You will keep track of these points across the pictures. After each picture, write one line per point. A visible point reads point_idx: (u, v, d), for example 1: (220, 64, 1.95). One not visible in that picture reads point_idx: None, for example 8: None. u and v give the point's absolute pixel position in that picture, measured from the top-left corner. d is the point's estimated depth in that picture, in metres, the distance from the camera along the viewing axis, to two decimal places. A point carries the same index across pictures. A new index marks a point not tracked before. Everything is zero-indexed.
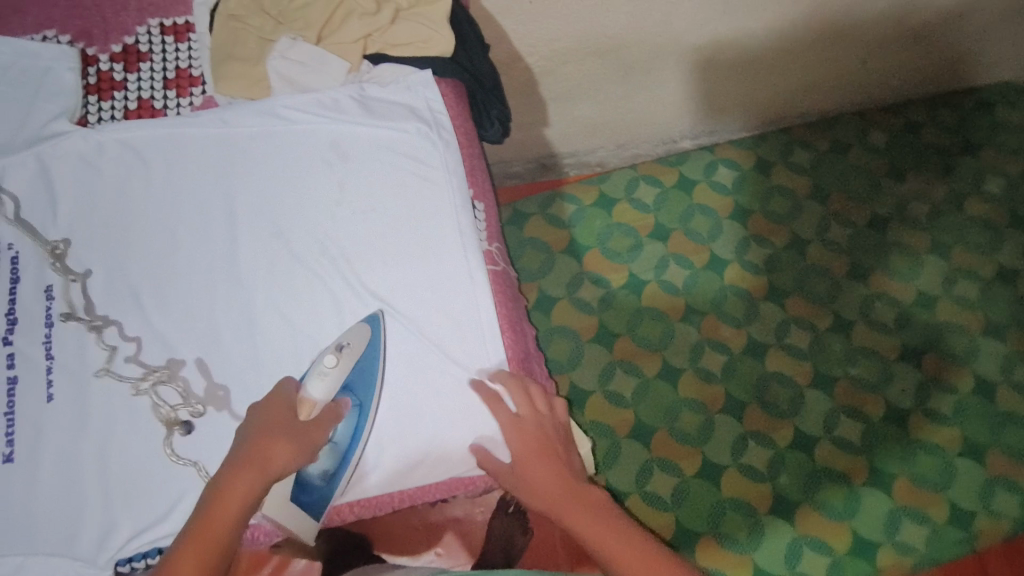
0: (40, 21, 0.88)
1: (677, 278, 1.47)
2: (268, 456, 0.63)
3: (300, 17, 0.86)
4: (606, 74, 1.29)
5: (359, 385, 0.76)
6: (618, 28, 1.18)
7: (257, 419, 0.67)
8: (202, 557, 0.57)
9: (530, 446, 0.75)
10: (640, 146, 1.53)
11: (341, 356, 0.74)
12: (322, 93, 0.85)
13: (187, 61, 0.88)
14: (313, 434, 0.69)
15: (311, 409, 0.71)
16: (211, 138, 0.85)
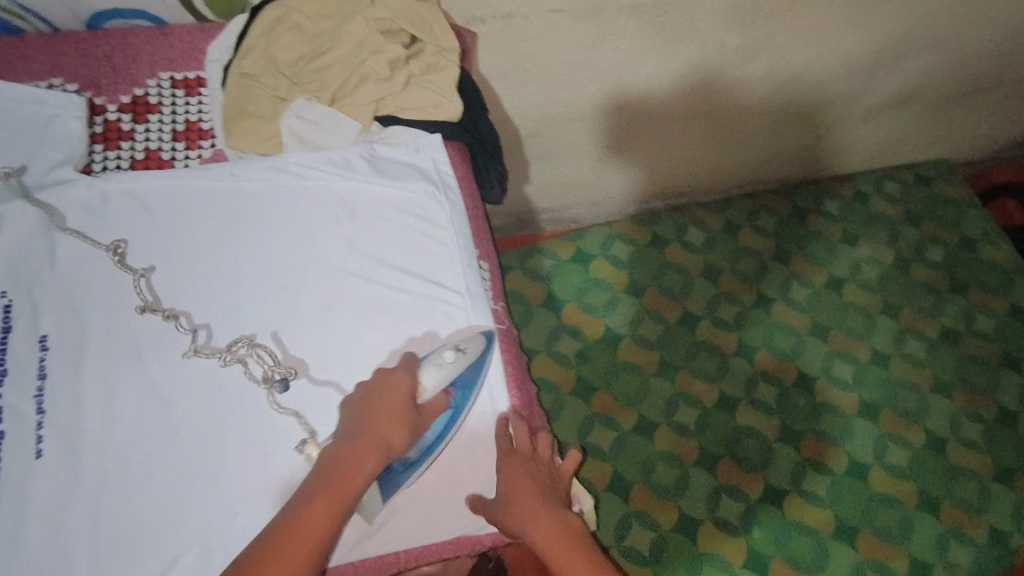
0: (46, 69, 0.88)
1: (651, 333, 1.51)
2: (385, 444, 0.68)
3: (316, 79, 0.89)
4: (587, 138, 1.36)
5: (461, 388, 0.78)
6: (602, 97, 1.26)
7: (371, 404, 0.71)
8: (327, 517, 0.63)
9: (517, 477, 0.76)
10: (610, 203, 1.62)
11: (456, 356, 0.77)
12: (334, 152, 0.88)
13: (197, 114, 0.90)
14: (423, 420, 0.72)
15: (422, 395, 0.74)
16: (219, 190, 0.85)
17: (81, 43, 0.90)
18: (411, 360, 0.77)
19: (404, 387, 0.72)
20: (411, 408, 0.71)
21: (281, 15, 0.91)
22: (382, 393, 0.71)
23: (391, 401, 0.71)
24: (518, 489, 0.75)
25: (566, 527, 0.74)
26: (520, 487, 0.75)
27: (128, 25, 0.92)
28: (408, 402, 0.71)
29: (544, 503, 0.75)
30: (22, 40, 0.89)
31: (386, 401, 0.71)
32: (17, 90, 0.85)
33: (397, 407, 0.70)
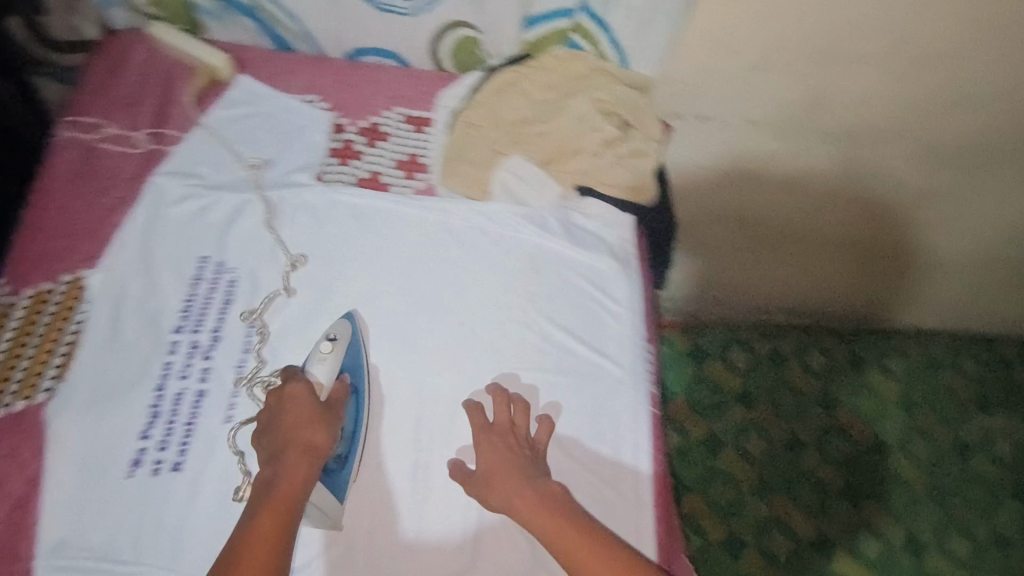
0: (305, 86, 1.00)
1: (757, 450, 1.48)
2: (304, 444, 0.71)
3: (534, 141, 0.96)
4: (739, 242, 1.37)
5: (350, 372, 0.80)
6: (768, 209, 1.28)
7: (278, 408, 0.73)
8: (271, 526, 0.64)
9: (491, 450, 0.76)
10: (738, 314, 1.61)
11: (324, 345, 0.79)
12: (534, 211, 0.94)
13: (419, 149, 0.98)
14: (334, 414, 0.74)
15: (321, 391, 0.76)
16: (426, 223, 0.93)
17: (339, 70, 1.02)
18: (293, 370, 0.77)
19: (300, 392, 0.74)
20: (322, 404, 0.74)
21: (512, 79, 1.00)
22: (290, 398, 0.74)
23: (302, 405, 0.73)
24: (490, 461, 0.75)
25: (550, 498, 0.71)
26: (498, 460, 0.75)
27: (380, 62, 1.04)
28: (312, 402, 0.74)
29: (527, 475, 0.73)
30: (291, 58, 1.02)
31: (288, 405, 0.73)
32: (280, 101, 0.98)
33: (302, 409, 0.73)
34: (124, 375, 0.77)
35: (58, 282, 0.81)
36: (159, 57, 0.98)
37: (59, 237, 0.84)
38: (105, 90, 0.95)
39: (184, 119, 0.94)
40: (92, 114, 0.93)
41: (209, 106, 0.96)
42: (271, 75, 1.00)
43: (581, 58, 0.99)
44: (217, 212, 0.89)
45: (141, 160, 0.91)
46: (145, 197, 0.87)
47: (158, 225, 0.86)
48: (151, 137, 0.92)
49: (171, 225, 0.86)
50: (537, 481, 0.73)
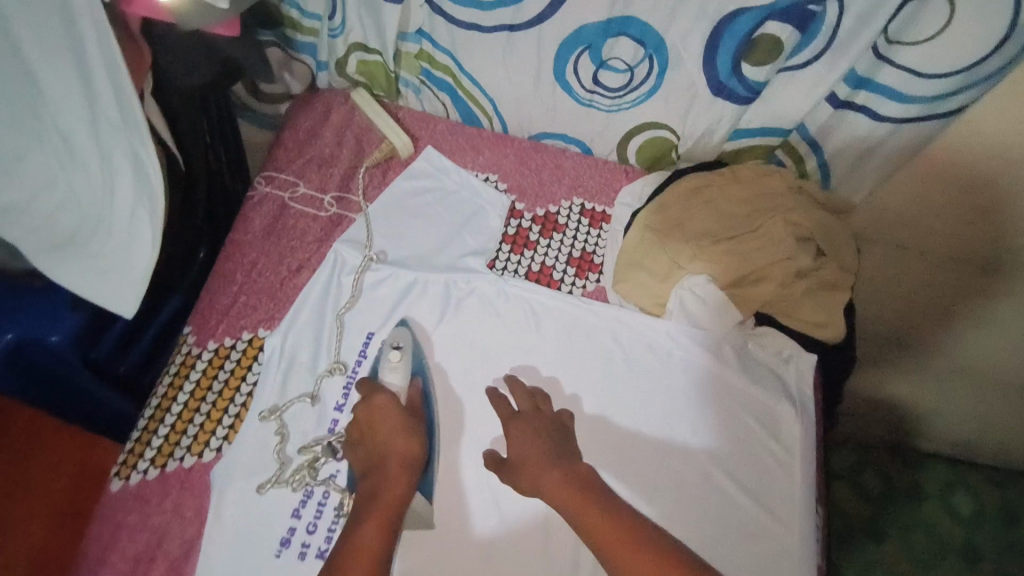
0: (488, 165, 0.99)
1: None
2: (399, 462, 0.69)
3: (720, 259, 0.90)
4: (905, 368, 1.25)
5: (422, 372, 0.82)
6: (951, 346, 1.15)
7: (366, 423, 0.73)
8: (380, 520, 0.64)
9: (523, 434, 0.74)
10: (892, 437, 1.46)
11: (398, 354, 0.80)
12: (710, 336, 0.88)
13: (593, 246, 0.95)
14: (410, 415, 0.75)
15: (401, 395, 0.78)
16: (595, 331, 0.89)
17: (522, 152, 1.01)
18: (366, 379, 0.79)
19: (385, 407, 0.74)
20: (400, 410, 0.74)
21: (702, 187, 0.94)
22: (375, 415, 0.73)
23: (388, 420, 0.73)
24: (521, 446, 0.73)
25: (577, 477, 0.69)
26: (528, 446, 0.73)
27: (563, 147, 1.01)
28: (399, 416, 0.74)
29: (555, 454, 0.71)
30: (478, 133, 1.02)
31: (379, 418, 0.73)
32: (463, 178, 0.97)
33: (391, 422, 0.73)
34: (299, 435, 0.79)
35: (239, 339, 0.84)
36: (354, 121, 0.99)
37: (243, 293, 0.86)
38: (301, 150, 0.97)
39: (369, 186, 0.96)
40: (286, 171, 0.95)
41: (393, 176, 0.97)
42: (456, 150, 1.00)
43: (780, 175, 0.93)
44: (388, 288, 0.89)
45: (326, 224, 0.93)
46: (325, 262, 0.89)
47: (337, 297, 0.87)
48: (337, 201, 0.95)
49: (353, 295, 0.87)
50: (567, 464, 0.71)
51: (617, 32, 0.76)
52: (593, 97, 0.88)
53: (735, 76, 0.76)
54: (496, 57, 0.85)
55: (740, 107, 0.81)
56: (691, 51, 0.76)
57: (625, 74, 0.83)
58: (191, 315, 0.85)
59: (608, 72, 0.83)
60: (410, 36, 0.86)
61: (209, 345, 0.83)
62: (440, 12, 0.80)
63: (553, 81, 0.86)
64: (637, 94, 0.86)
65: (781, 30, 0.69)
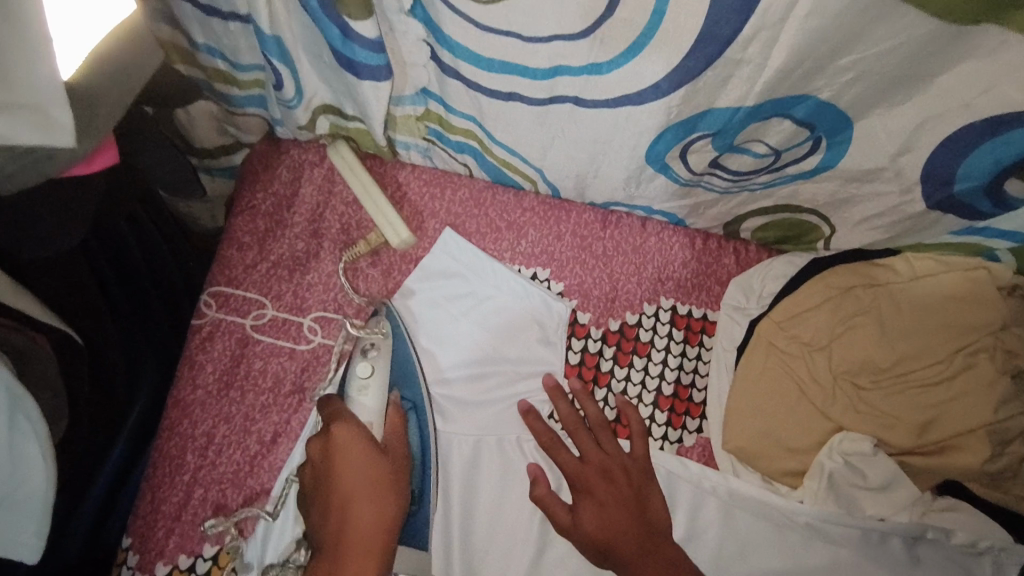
0: (536, 251, 0.68)
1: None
2: (362, 535, 0.54)
3: (890, 412, 0.60)
4: None
5: (406, 381, 0.63)
6: None
7: (326, 466, 0.56)
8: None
9: (590, 462, 0.60)
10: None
11: (376, 363, 0.62)
12: (868, 527, 0.60)
13: (691, 375, 0.66)
14: (394, 461, 0.58)
15: (376, 430, 0.60)
16: (699, 514, 0.63)
17: (582, 227, 0.69)
18: (336, 397, 0.61)
19: (350, 439, 0.57)
20: (371, 446, 0.58)
21: (858, 287, 0.63)
22: (334, 458, 0.57)
23: (356, 464, 0.56)
24: (595, 488, 0.59)
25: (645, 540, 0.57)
26: (595, 489, 0.59)
27: (642, 215, 0.69)
28: (370, 458, 0.57)
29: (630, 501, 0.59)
30: (516, 200, 0.69)
31: (342, 464, 0.56)
32: (500, 279, 0.67)
33: (360, 467, 0.56)
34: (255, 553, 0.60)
35: (198, 558, 0.60)
36: (335, 195, 0.68)
37: (199, 486, 0.61)
38: (262, 247, 0.67)
39: (367, 296, 0.67)
40: (247, 286, 0.66)
41: (399, 278, 0.68)
42: (487, 230, 0.69)
43: (989, 273, 0.60)
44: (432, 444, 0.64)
45: (307, 363, 0.65)
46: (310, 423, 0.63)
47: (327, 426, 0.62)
48: (320, 325, 0.66)
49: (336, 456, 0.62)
50: (653, 534, 0.57)
51: (767, 115, 0.44)
52: (703, 181, 0.56)
53: (985, 192, 0.44)
54: (550, 132, 0.53)
55: (961, 219, 0.49)
56: (900, 148, 0.44)
57: (766, 159, 0.50)
58: (130, 520, 0.61)
59: (739, 155, 0.50)
60: (408, 99, 0.54)
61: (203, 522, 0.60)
62: (457, 79, 0.48)
63: (641, 163, 0.54)
64: (777, 177, 0.53)
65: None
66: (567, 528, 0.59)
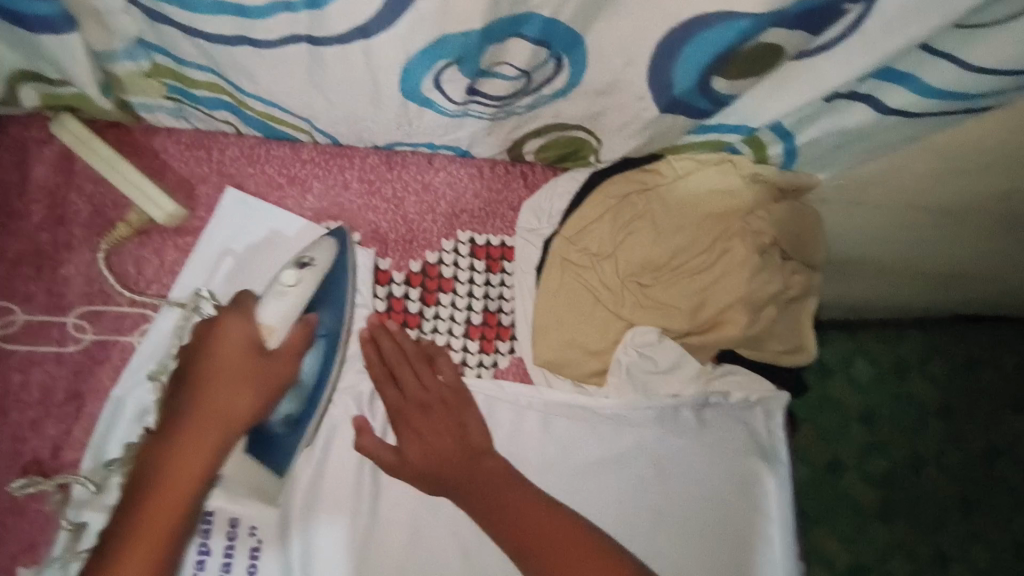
0: (325, 206, 0.66)
1: (879, 471, 0.96)
2: (224, 411, 0.53)
3: (668, 302, 0.67)
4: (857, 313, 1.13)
5: (326, 305, 0.59)
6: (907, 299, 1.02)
7: (200, 350, 0.55)
8: (163, 502, 0.49)
9: (428, 424, 0.61)
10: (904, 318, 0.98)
11: (304, 275, 0.57)
12: (664, 403, 0.68)
13: (496, 301, 0.69)
14: (274, 372, 0.55)
15: (273, 337, 0.56)
16: (524, 427, 0.67)
17: (368, 172, 0.67)
18: (252, 297, 0.58)
19: (234, 335, 0.55)
20: (253, 351, 0.55)
21: (632, 194, 0.69)
22: (212, 346, 0.55)
23: (227, 354, 0.54)
24: (433, 444, 0.60)
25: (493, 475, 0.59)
26: (426, 450, 0.60)
27: (428, 151, 0.69)
28: (246, 359, 0.54)
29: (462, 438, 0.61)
30: (293, 153, 0.65)
31: (218, 349, 0.54)
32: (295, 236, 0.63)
33: (231, 364, 0.54)
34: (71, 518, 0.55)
35: None
36: (77, 174, 0.59)
37: None
38: None
39: (140, 281, 0.60)
40: None
41: (175, 255, 0.61)
42: (267, 190, 0.64)
43: (734, 165, 0.68)
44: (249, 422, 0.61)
45: (79, 365, 0.58)
46: (98, 429, 0.57)
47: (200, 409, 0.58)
48: (89, 321, 0.59)
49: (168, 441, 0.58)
50: (478, 458, 0.60)
51: (500, 36, 0.44)
52: (468, 111, 0.56)
53: (698, 90, 0.49)
54: (297, 76, 0.50)
55: (694, 119, 0.54)
56: (623, 57, 0.47)
57: (517, 81, 0.51)
58: None
59: (490, 80, 0.50)
60: (123, 54, 0.47)
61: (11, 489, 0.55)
62: (170, 26, 0.43)
63: (402, 99, 0.52)
64: (537, 96, 0.55)
65: (789, 38, 0.44)
66: (395, 465, 0.60)
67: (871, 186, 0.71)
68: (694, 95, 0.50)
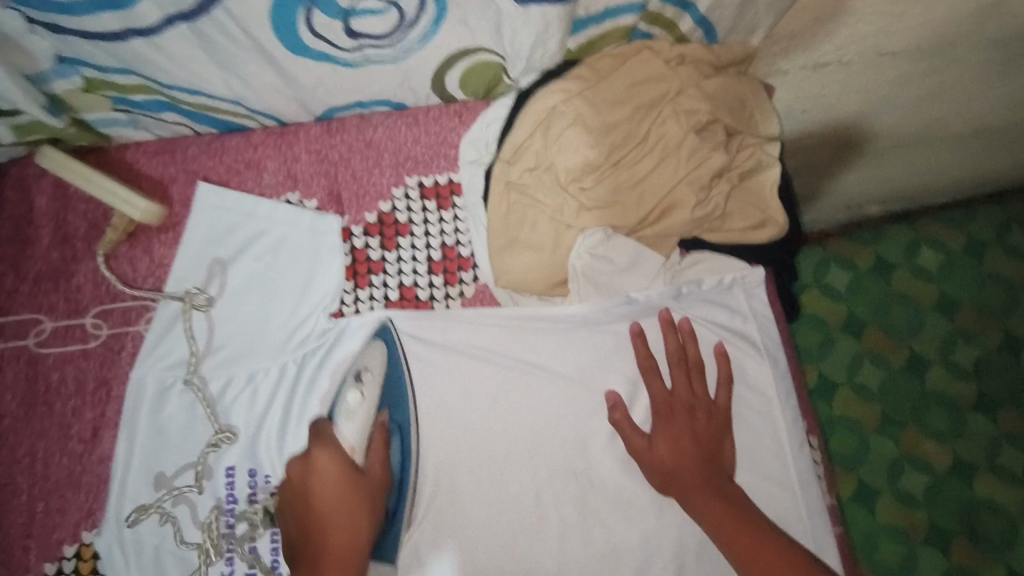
0: (280, 179, 0.72)
1: (969, 361, 1.05)
2: (348, 540, 0.58)
3: (615, 203, 0.68)
4: (866, 163, 1.00)
5: (392, 405, 0.65)
6: (893, 117, 0.91)
7: (306, 495, 0.60)
8: None
9: (671, 420, 0.65)
10: (941, 144, 1.00)
11: (365, 390, 0.63)
12: (633, 299, 0.70)
13: (453, 235, 0.72)
14: (372, 487, 0.61)
15: (357, 455, 0.61)
16: (499, 346, 0.70)
17: (313, 141, 0.72)
18: (325, 423, 0.64)
19: (327, 467, 0.60)
20: (351, 478, 0.60)
21: (558, 104, 0.69)
22: (315, 484, 0.60)
23: (329, 491, 0.59)
24: (664, 439, 0.65)
25: (703, 444, 0.64)
26: (675, 445, 0.64)
27: (363, 111, 0.73)
28: (342, 487, 0.59)
29: (689, 419, 0.65)
30: (246, 139, 0.72)
31: (318, 492, 0.59)
32: (265, 213, 0.71)
33: (336, 499, 0.59)
34: (133, 490, 0.65)
35: (65, 560, 0.64)
36: (71, 197, 0.69)
37: (40, 499, 0.65)
38: (17, 269, 0.68)
39: (137, 276, 0.69)
40: (17, 309, 0.68)
41: (162, 249, 0.70)
42: (227, 175, 0.71)
43: (652, 50, 0.69)
44: (262, 389, 0.69)
45: (103, 357, 0.68)
46: (128, 408, 0.67)
47: (222, 393, 0.69)
48: (103, 319, 0.68)
49: (224, 424, 0.68)
50: (705, 427, 0.65)
51: None
52: (367, 57, 0.61)
53: None
54: (200, 60, 0.56)
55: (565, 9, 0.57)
56: None
57: (389, 14, 0.55)
58: None
59: (364, 20, 0.54)
60: (52, 72, 0.57)
61: (77, 471, 0.66)
62: (72, 36, 0.52)
63: (298, 58, 0.58)
64: (422, 28, 0.58)
65: None
66: (643, 451, 0.65)
67: (818, 47, 0.77)
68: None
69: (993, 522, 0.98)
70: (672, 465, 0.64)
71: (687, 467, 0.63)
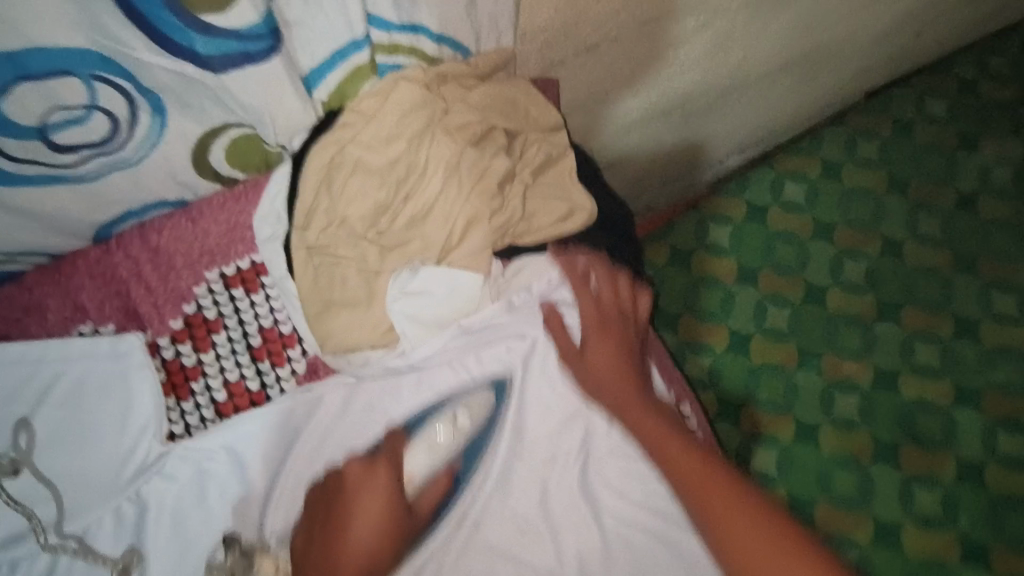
0: (67, 315, 0.66)
1: (858, 275, 1.06)
2: (367, 563, 0.58)
3: (415, 236, 0.66)
4: (686, 126, 1.03)
5: (467, 456, 0.65)
6: (689, 79, 0.94)
7: (346, 501, 0.60)
8: None
9: (598, 343, 0.65)
10: (749, 92, 1.04)
11: (456, 430, 0.64)
12: (466, 322, 0.67)
13: (269, 316, 0.69)
14: (412, 519, 0.62)
15: (413, 481, 0.63)
16: (349, 412, 0.67)
17: (95, 266, 0.67)
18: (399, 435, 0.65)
19: (380, 487, 0.60)
20: (395, 504, 0.61)
21: (335, 156, 0.67)
22: (354, 496, 0.60)
23: (370, 506, 0.60)
24: (601, 363, 0.65)
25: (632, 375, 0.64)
26: (614, 367, 0.64)
27: (140, 219, 0.69)
28: (390, 505, 0.60)
29: None
30: (19, 286, 0.66)
31: (361, 505, 0.59)
32: (56, 354, 0.64)
33: (381, 518, 0.59)
34: None
35: None
36: None
37: None
38: None
39: None
40: None
41: None
42: (6, 328, 0.65)
43: (406, 78, 0.66)
44: (102, 537, 0.63)
45: None
46: None
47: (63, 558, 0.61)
48: None
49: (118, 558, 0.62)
50: (625, 351, 0.65)
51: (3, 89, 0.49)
52: (105, 170, 0.59)
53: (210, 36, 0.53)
54: None
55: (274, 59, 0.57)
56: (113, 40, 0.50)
57: (91, 119, 0.54)
58: None
59: (64, 130, 0.54)
60: None
61: None
62: None
63: (22, 190, 0.57)
64: (144, 125, 0.58)
65: None
66: (578, 361, 0.66)
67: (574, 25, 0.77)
68: (215, 44, 0.54)
69: (932, 422, 0.96)
70: (607, 395, 0.64)
71: (619, 383, 0.64)
